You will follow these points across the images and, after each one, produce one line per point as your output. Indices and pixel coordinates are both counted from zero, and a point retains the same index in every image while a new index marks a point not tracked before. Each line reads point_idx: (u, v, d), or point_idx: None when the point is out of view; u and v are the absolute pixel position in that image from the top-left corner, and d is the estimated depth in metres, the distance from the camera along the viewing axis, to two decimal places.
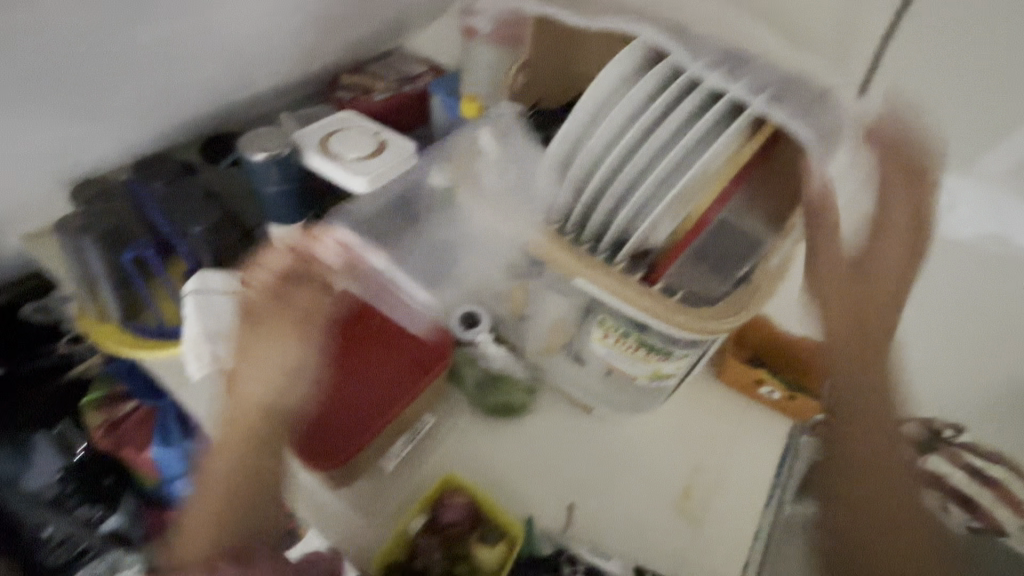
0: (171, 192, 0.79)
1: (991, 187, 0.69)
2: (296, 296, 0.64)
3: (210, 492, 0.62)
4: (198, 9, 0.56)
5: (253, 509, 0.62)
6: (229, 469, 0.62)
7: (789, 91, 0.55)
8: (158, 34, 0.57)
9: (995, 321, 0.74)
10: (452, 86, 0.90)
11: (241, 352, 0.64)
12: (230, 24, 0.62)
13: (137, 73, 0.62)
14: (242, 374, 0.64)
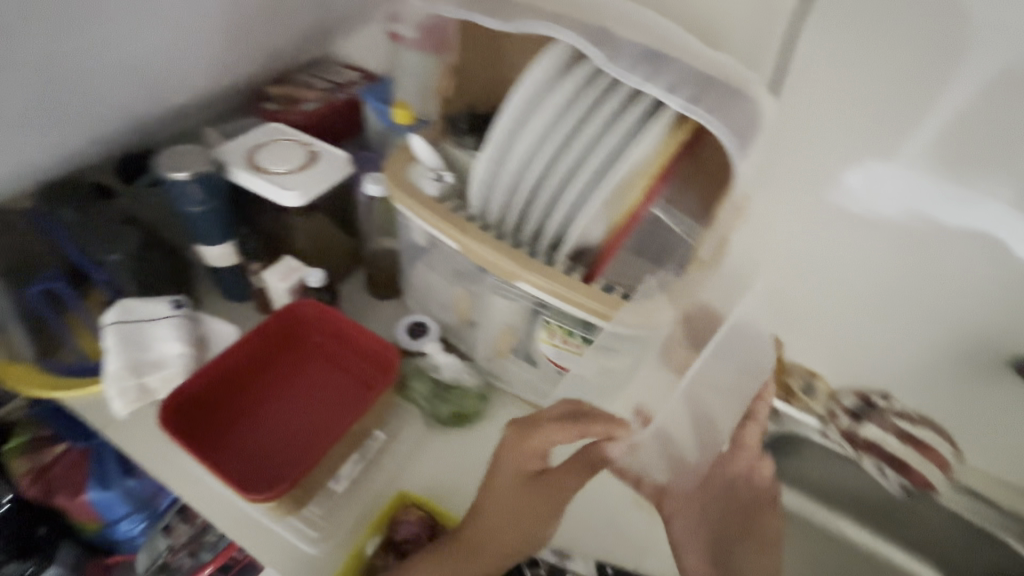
0: (82, 219, 0.74)
1: (909, 169, 0.67)
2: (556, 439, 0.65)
3: None
4: (74, 26, 0.53)
5: None
6: None
7: (706, 89, 0.56)
8: (35, 56, 0.53)
9: (906, 295, 0.76)
10: (384, 91, 0.88)
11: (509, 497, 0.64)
12: (118, 40, 0.58)
13: (17, 99, 0.57)
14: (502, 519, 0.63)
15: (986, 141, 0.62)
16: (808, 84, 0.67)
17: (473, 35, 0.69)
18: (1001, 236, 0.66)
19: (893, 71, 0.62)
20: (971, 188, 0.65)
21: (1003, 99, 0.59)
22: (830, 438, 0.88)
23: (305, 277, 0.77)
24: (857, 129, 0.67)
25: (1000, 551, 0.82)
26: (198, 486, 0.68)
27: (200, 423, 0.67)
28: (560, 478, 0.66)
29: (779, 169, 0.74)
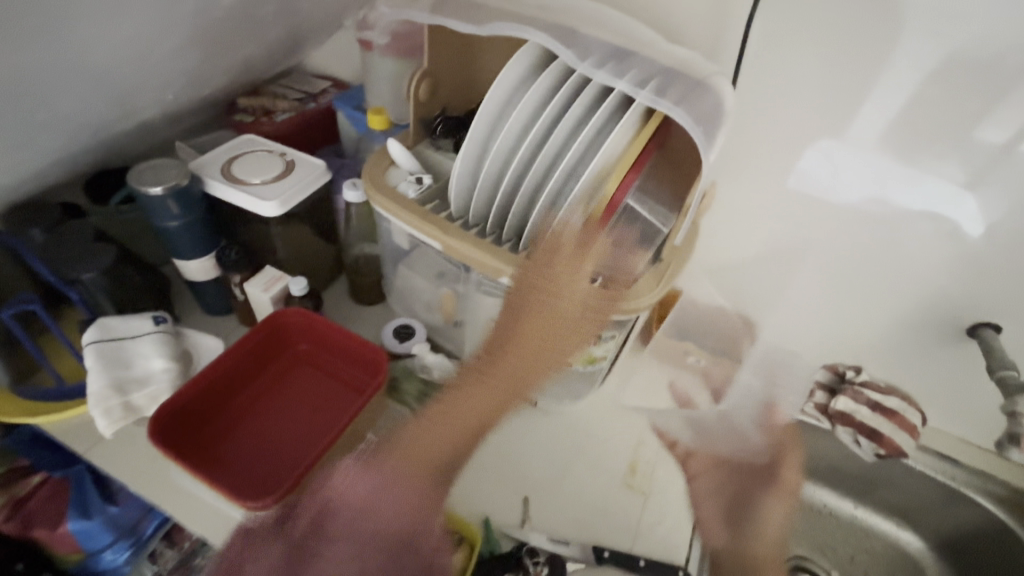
0: (52, 239, 0.72)
1: (865, 153, 0.71)
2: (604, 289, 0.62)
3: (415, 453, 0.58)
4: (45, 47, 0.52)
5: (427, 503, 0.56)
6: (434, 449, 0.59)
7: (673, 82, 0.59)
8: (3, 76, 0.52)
9: (868, 271, 0.81)
10: (357, 99, 0.89)
11: (538, 326, 0.62)
12: (88, 57, 0.57)
13: None
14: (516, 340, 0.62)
15: (936, 125, 0.66)
16: (767, 73, 0.70)
17: (443, 37, 0.70)
18: (955, 218, 0.70)
19: (846, 60, 0.66)
20: (923, 169, 0.69)
21: (949, 85, 0.63)
22: (807, 414, 0.90)
23: (289, 284, 0.76)
24: (816, 116, 0.71)
25: (968, 507, 0.87)
26: (186, 503, 0.66)
27: (186, 439, 0.66)
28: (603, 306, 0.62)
29: (743, 156, 0.78)
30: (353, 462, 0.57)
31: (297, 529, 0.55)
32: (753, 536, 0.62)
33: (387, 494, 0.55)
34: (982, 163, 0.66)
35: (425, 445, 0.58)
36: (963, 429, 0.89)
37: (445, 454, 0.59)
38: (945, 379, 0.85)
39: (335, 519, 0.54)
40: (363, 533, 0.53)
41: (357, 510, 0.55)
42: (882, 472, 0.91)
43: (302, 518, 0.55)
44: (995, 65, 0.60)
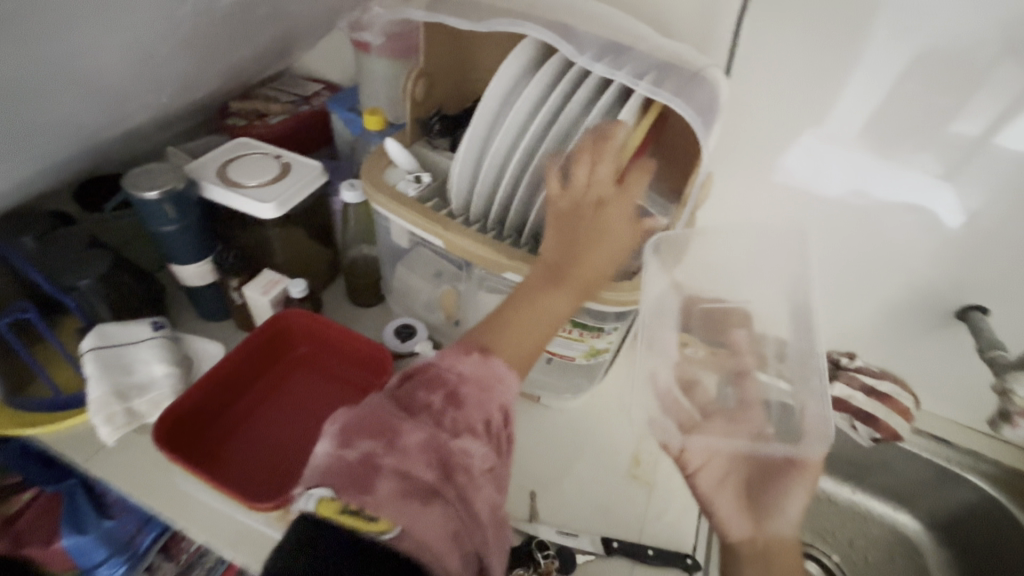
0: (44, 249, 0.71)
1: (845, 147, 0.73)
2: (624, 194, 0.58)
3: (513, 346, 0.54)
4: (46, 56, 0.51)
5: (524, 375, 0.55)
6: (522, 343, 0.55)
7: (668, 75, 0.60)
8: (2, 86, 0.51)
9: (858, 260, 0.82)
10: (351, 101, 0.89)
11: (596, 230, 0.57)
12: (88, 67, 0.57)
13: None
14: (586, 246, 0.56)
15: (915, 118, 0.68)
16: (758, 66, 0.71)
17: (439, 35, 0.70)
18: (935, 209, 0.73)
19: (834, 52, 0.67)
20: (903, 162, 0.72)
21: (926, 79, 0.65)
22: None
23: (288, 287, 0.76)
24: (805, 108, 0.72)
25: (962, 487, 0.89)
26: (188, 509, 0.65)
27: (190, 444, 0.66)
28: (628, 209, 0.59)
29: (735, 149, 0.79)
30: (468, 347, 0.52)
31: (434, 408, 0.48)
32: (773, 522, 0.62)
33: (506, 378, 0.52)
34: (958, 156, 0.68)
35: (517, 332, 0.54)
36: (956, 413, 0.91)
37: (534, 347, 0.55)
38: (937, 363, 0.87)
39: (468, 402, 0.49)
40: (492, 413, 0.50)
41: (484, 390, 0.50)
42: (879, 457, 0.93)
43: (434, 396, 0.48)
44: (969, 59, 0.62)
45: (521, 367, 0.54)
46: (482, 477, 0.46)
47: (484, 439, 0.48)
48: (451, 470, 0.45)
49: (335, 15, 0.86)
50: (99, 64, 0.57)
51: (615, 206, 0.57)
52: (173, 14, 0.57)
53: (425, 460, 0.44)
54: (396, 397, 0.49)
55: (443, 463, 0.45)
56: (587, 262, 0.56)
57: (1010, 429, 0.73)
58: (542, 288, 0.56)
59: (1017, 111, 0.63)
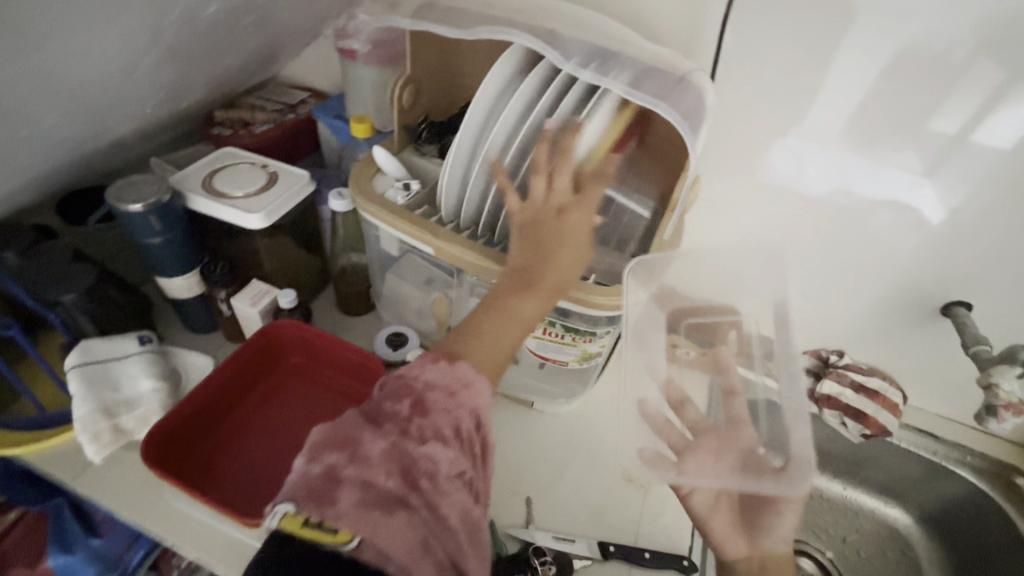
0: (26, 262, 0.69)
1: (829, 147, 0.74)
2: (581, 202, 0.59)
3: (480, 347, 0.54)
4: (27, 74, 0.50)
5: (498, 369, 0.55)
6: (486, 346, 0.55)
7: (654, 80, 0.60)
8: None
9: (843, 258, 0.83)
10: (337, 108, 0.89)
11: (551, 237, 0.58)
12: (71, 81, 0.56)
13: None
14: (546, 254, 0.57)
15: (896, 117, 0.69)
16: (742, 69, 0.72)
17: (424, 41, 0.70)
18: (917, 207, 0.74)
19: (818, 56, 0.68)
20: (884, 161, 0.73)
21: (904, 79, 0.66)
22: None
23: (277, 298, 0.75)
24: (789, 111, 0.73)
25: (950, 480, 0.90)
26: (180, 525, 0.64)
27: (179, 460, 0.65)
28: (585, 218, 0.59)
29: (720, 152, 0.80)
30: (434, 355, 0.52)
31: (399, 417, 0.47)
32: (767, 531, 0.66)
33: (476, 384, 0.52)
34: (936, 154, 0.70)
35: (487, 338, 0.55)
36: (941, 407, 0.93)
37: (505, 354, 0.56)
38: (923, 358, 0.88)
39: (435, 409, 0.49)
40: (462, 419, 0.49)
41: (453, 397, 0.50)
42: (869, 452, 0.94)
43: (400, 405, 0.48)
44: (945, 59, 0.64)
45: (492, 374, 0.54)
46: (449, 483, 0.46)
47: (453, 445, 0.48)
48: (414, 478, 0.45)
49: (320, 22, 0.85)
50: (78, 77, 0.55)
51: (575, 215, 0.59)
52: (156, 25, 0.57)
53: (388, 469, 0.44)
54: (363, 408, 0.49)
55: (406, 472, 0.45)
56: (553, 268, 0.57)
57: (994, 425, 0.73)
58: (510, 295, 0.56)
59: (992, 109, 0.65)
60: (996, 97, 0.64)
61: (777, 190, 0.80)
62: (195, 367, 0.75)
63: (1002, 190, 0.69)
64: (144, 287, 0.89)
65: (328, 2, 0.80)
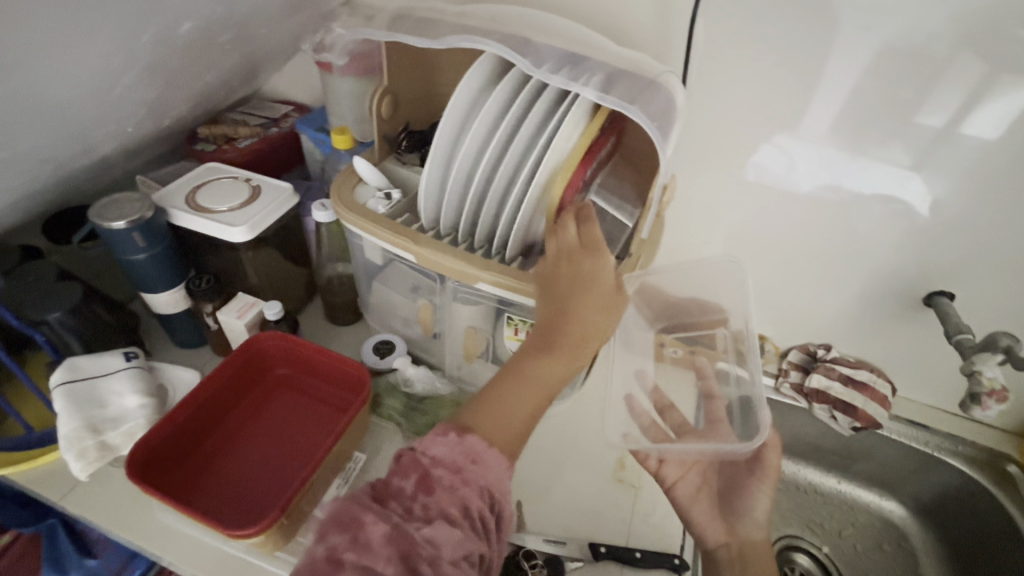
0: (11, 282, 0.70)
1: (814, 143, 0.75)
2: (592, 247, 0.58)
3: (494, 417, 0.51)
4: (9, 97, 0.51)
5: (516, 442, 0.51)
6: (502, 418, 0.51)
7: (624, 83, 0.61)
8: None
9: (828, 253, 0.84)
10: (320, 121, 0.90)
11: (568, 288, 0.56)
12: (52, 101, 0.56)
13: None
14: (563, 308, 0.55)
15: (875, 110, 0.70)
16: (715, 71, 0.73)
17: (399, 53, 0.71)
18: (906, 199, 0.75)
19: (788, 56, 0.69)
20: (869, 155, 0.74)
21: (886, 75, 0.67)
22: (784, 394, 0.94)
23: (262, 309, 0.76)
24: (765, 109, 0.74)
25: (944, 471, 0.90)
26: (168, 540, 0.64)
27: (167, 472, 0.65)
28: (599, 266, 0.57)
29: (699, 151, 0.81)
30: (444, 427, 0.48)
31: (404, 494, 0.44)
32: (747, 520, 0.68)
33: (488, 458, 0.48)
34: (921, 147, 0.71)
35: (499, 406, 0.52)
36: (931, 398, 0.93)
37: (521, 425, 0.52)
38: (910, 350, 0.89)
39: (440, 487, 0.45)
40: (472, 500, 0.45)
41: (461, 476, 0.46)
42: (862, 445, 0.95)
43: (406, 482, 0.45)
44: (924, 53, 0.65)
45: (508, 447, 0.50)
46: (452, 568, 0.42)
47: (458, 527, 0.43)
48: (415, 565, 0.41)
49: (299, 37, 0.86)
50: (57, 97, 0.56)
51: (592, 258, 0.57)
52: (135, 44, 0.58)
53: (387, 555, 0.40)
54: (372, 483, 0.46)
55: (406, 558, 0.41)
56: (572, 327, 0.55)
57: (978, 412, 0.73)
58: (526, 363, 0.54)
59: (974, 102, 0.66)
60: (977, 90, 0.65)
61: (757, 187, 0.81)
62: (182, 381, 0.76)
63: (984, 180, 0.70)
64: (132, 304, 0.90)
65: (306, 16, 0.81)
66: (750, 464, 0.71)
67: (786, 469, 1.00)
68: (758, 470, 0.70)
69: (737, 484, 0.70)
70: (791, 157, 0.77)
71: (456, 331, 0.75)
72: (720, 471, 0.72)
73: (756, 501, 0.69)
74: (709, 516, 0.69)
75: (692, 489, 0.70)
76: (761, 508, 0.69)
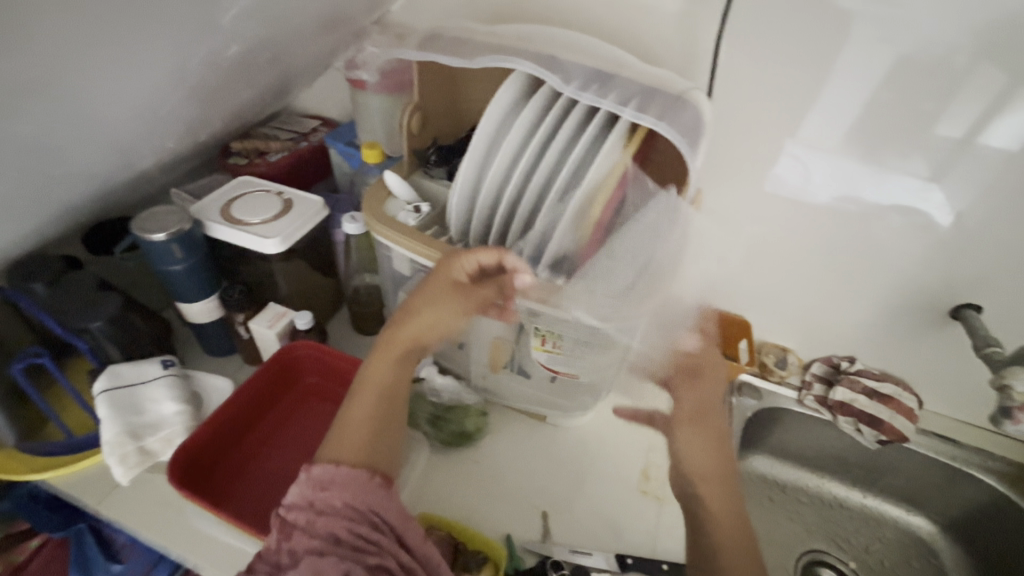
0: (57, 292, 0.72)
1: (831, 153, 0.75)
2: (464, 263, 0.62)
3: (346, 433, 0.56)
4: (68, 119, 0.54)
5: (379, 447, 0.56)
6: (357, 432, 0.56)
7: (652, 101, 0.62)
8: (25, 145, 0.53)
9: (850, 266, 0.84)
10: (348, 135, 0.92)
11: (426, 299, 0.64)
12: (104, 122, 0.59)
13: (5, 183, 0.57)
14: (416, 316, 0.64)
15: (895, 122, 0.70)
16: (738, 85, 0.74)
17: (429, 70, 0.73)
18: (926, 210, 0.75)
19: (811, 71, 0.70)
20: (890, 167, 0.74)
21: (904, 87, 0.68)
22: (807, 406, 0.94)
23: (294, 319, 0.77)
24: (786, 121, 0.75)
25: (972, 486, 0.89)
26: (203, 546, 0.65)
27: (202, 478, 0.66)
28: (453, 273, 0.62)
29: (722, 164, 0.82)
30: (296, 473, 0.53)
31: (270, 553, 0.48)
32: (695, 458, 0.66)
33: (337, 481, 0.51)
34: (944, 158, 0.71)
35: (350, 425, 0.57)
36: (960, 411, 0.92)
37: (373, 434, 0.57)
38: (936, 362, 0.88)
39: (298, 529, 0.48)
40: (334, 526, 0.48)
41: (315, 510, 0.49)
42: (888, 459, 0.94)
43: (269, 539, 0.49)
44: (946, 64, 0.65)
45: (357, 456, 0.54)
46: None
47: (327, 554, 0.46)
48: None
49: (330, 55, 0.89)
50: (109, 117, 0.59)
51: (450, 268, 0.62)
52: (179, 67, 0.60)
53: None
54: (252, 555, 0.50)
55: None
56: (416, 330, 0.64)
57: (1010, 427, 0.72)
58: (369, 374, 0.62)
59: (995, 112, 0.66)
60: (998, 100, 0.65)
61: (769, 192, 0.81)
62: (216, 389, 0.78)
63: (1009, 191, 0.70)
64: (164, 313, 0.93)
65: (338, 35, 0.84)
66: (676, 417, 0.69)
67: (810, 482, 0.99)
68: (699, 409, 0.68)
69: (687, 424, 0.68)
70: (816, 171, 0.77)
71: (480, 339, 0.76)
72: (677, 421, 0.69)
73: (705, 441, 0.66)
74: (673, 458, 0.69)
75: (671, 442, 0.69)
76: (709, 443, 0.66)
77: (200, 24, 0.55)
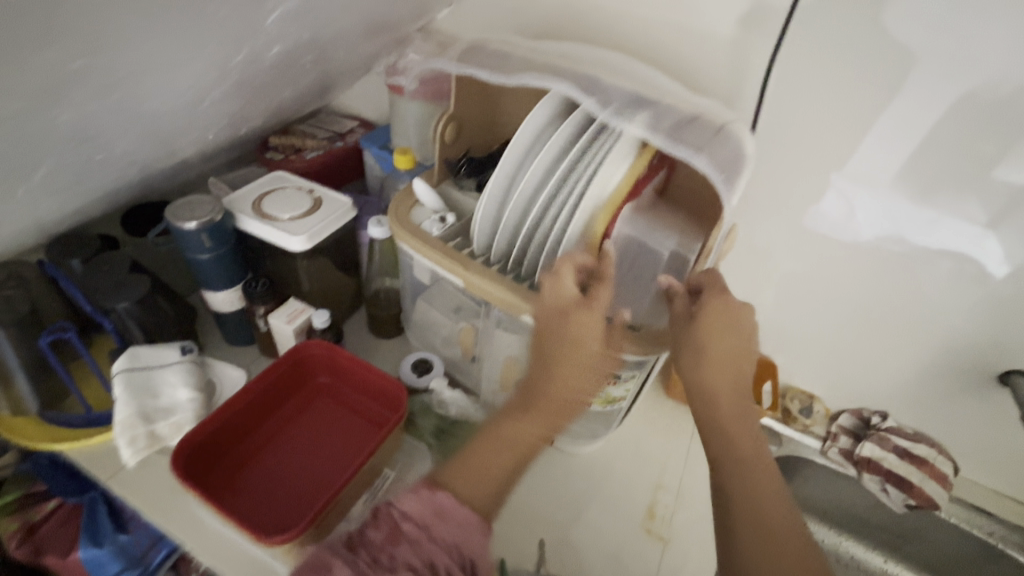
0: (89, 270, 0.74)
1: (878, 191, 0.71)
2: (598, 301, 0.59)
3: (469, 472, 0.54)
4: (114, 107, 0.55)
5: (496, 496, 0.54)
6: (484, 480, 0.54)
7: (693, 130, 0.60)
8: (71, 132, 0.55)
9: (890, 314, 0.79)
10: (383, 139, 0.93)
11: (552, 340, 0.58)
12: (151, 112, 0.61)
13: (48, 165, 0.59)
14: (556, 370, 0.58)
15: (948, 165, 0.66)
16: (783, 120, 0.72)
17: (467, 81, 0.72)
18: (977, 258, 0.70)
19: (864, 109, 0.67)
20: (943, 210, 0.69)
21: (961, 126, 0.64)
22: (830, 459, 0.89)
23: (312, 317, 0.78)
24: (833, 158, 0.72)
25: (1007, 564, 0.83)
26: (199, 533, 0.66)
27: (207, 468, 0.68)
28: (587, 318, 0.58)
29: (762, 198, 0.78)
30: (418, 484, 0.51)
31: (373, 545, 0.46)
32: (709, 367, 0.55)
33: (453, 516, 0.49)
34: (1001, 206, 0.66)
35: (478, 460, 0.54)
36: (996, 481, 0.87)
37: (496, 480, 0.54)
38: (975, 427, 0.83)
39: (407, 540, 0.47)
40: (438, 556, 0.46)
41: (429, 533, 0.48)
42: (915, 524, 0.88)
43: (377, 533, 0.47)
44: (1012, 108, 0.61)
45: (482, 502, 0.52)
46: None
47: None
48: None
49: (372, 59, 0.90)
50: (155, 108, 0.60)
51: (581, 316, 0.58)
52: (225, 64, 0.61)
53: None
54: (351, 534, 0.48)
55: None
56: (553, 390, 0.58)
57: None
58: (502, 419, 0.58)
59: None
60: None
61: (806, 226, 0.78)
62: (229, 379, 0.80)
63: None
64: (189, 298, 0.96)
65: (382, 41, 0.85)
66: (685, 316, 0.57)
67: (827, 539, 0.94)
68: (719, 314, 0.55)
69: (708, 332, 0.55)
70: (859, 213, 0.74)
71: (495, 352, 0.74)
72: (696, 330, 0.55)
73: (730, 352, 0.55)
74: (696, 365, 0.55)
75: (683, 351, 0.56)
76: (732, 355, 0.55)
77: (248, 23, 0.56)
